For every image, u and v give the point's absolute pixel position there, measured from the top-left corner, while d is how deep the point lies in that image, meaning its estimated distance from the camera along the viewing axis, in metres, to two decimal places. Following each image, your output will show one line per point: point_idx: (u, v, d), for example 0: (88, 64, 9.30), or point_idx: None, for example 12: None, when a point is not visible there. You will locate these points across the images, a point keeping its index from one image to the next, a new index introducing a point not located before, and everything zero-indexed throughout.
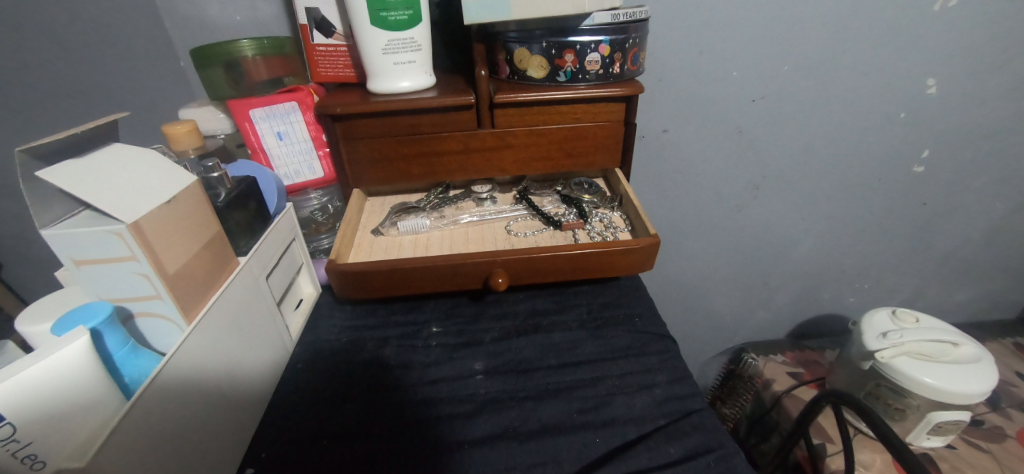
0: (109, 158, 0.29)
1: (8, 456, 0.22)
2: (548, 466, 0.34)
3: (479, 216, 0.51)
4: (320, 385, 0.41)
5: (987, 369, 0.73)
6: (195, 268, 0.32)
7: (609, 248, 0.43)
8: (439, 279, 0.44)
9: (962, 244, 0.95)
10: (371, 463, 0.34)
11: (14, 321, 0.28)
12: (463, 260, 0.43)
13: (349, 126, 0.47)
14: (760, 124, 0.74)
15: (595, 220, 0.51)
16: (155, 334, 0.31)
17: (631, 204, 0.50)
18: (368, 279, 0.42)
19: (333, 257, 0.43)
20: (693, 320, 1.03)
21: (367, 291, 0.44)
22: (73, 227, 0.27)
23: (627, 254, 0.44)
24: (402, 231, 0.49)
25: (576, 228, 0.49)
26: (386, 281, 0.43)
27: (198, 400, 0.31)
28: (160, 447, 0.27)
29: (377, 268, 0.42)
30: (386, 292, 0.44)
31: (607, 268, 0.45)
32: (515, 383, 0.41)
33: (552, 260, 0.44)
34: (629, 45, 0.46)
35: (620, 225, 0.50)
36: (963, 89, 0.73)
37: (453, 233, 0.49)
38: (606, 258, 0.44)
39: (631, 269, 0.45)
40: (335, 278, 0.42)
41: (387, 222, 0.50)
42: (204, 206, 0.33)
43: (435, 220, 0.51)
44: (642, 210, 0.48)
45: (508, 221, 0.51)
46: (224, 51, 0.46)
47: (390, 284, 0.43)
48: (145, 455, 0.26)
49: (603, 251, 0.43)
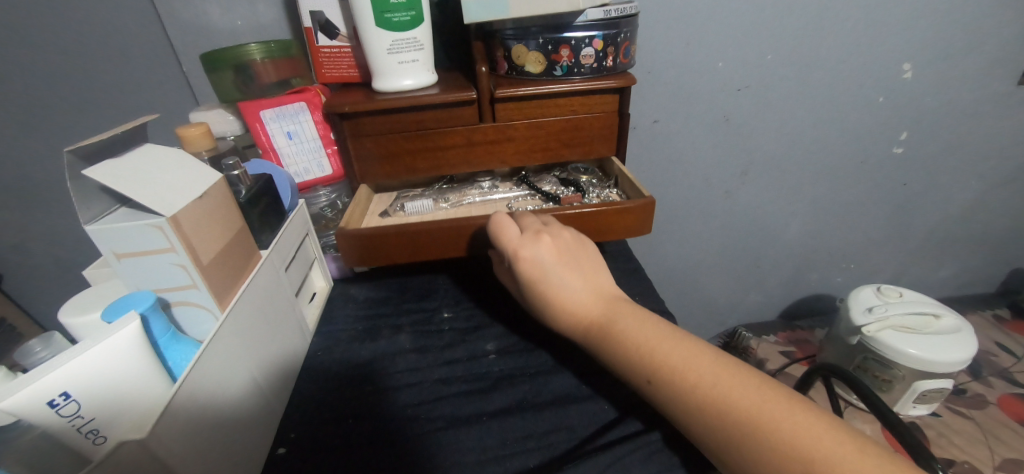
0: (143, 158, 0.31)
1: (74, 429, 0.25)
2: (562, 432, 0.37)
3: (481, 197, 0.54)
4: (342, 369, 0.43)
5: (967, 337, 0.77)
6: (224, 260, 0.33)
7: (603, 208, 0.47)
8: (443, 244, 0.47)
9: (942, 223, 0.99)
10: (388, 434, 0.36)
11: (58, 312, 0.30)
12: (465, 224, 0.46)
13: (356, 124, 0.49)
14: (746, 112, 0.78)
15: (593, 196, 0.54)
16: (190, 323, 0.33)
17: (625, 178, 0.53)
18: (376, 244, 0.46)
19: (343, 225, 0.46)
20: (687, 305, 1.06)
21: (377, 258, 0.47)
22: (116, 222, 0.29)
23: (621, 214, 0.48)
24: (409, 212, 0.51)
25: (575, 202, 0.52)
26: (393, 246, 0.46)
27: (234, 379, 0.33)
28: (207, 415, 0.30)
29: (385, 231, 0.45)
30: (393, 259, 0.47)
31: (604, 230, 0.49)
32: (527, 360, 0.43)
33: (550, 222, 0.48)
34: (621, 39, 0.49)
35: (616, 199, 0.53)
36: (936, 74, 0.77)
37: (457, 212, 0.52)
38: (602, 220, 0.48)
39: (626, 232, 0.49)
40: (346, 244, 0.46)
41: (394, 205, 0.52)
42: (230, 201, 0.35)
43: (440, 202, 0.53)
44: (635, 179, 0.51)
45: (509, 201, 0.54)
46: (234, 55, 0.48)
47: (396, 248, 0.46)
48: (198, 422, 0.29)
49: (599, 212, 0.48)
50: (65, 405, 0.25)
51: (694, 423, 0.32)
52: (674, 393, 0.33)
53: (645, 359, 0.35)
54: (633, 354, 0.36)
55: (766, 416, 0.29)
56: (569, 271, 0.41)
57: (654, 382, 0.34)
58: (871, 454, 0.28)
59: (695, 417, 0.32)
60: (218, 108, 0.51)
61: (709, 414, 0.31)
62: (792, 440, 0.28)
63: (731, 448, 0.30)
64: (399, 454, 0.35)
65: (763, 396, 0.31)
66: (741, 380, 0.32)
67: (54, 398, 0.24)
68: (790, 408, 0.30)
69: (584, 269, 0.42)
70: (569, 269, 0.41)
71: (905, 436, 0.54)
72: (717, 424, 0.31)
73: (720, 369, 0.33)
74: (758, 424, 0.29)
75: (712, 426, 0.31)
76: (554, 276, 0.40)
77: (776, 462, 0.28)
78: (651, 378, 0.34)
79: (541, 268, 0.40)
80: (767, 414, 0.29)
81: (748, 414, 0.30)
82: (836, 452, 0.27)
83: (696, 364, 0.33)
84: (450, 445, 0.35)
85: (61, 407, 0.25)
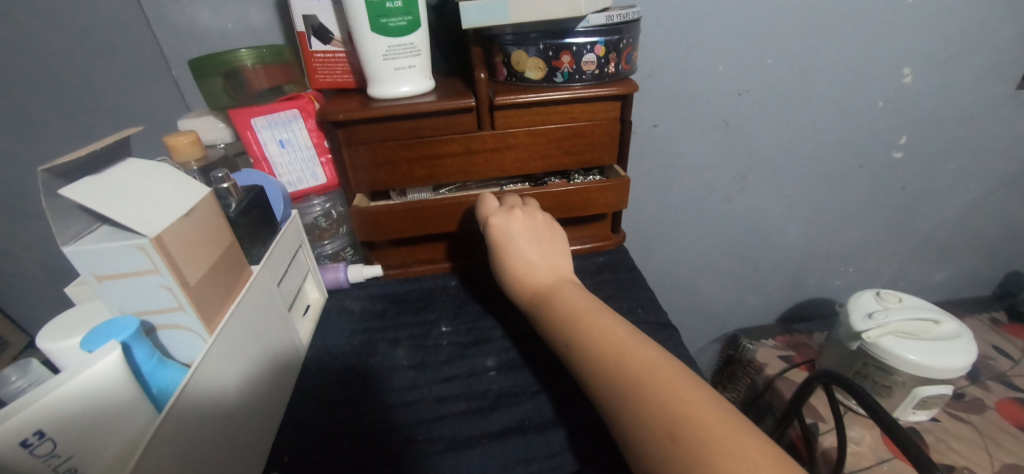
0: (125, 173, 0.29)
1: (50, 471, 0.23)
2: (565, 454, 0.35)
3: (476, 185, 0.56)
4: (335, 383, 0.42)
5: (968, 343, 0.76)
6: (212, 279, 0.32)
7: (587, 185, 0.52)
8: (445, 219, 0.52)
9: (940, 226, 0.99)
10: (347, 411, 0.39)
11: (36, 338, 0.28)
12: (466, 198, 0.51)
13: (351, 131, 0.47)
14: (747, 116, 0.77)
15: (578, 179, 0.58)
16: (177, 346, 0.32)
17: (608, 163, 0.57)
18: (386, 219, 0.50)
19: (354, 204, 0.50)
20: (686, 309, 1.05)
21: (384, 233, 0.51)
22: (97, 242, 0.27)
23: (603, 191, 0.53)
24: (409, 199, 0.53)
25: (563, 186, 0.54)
26: (401, 221, 0.51)
27: (231, 392, 0.33)
28: (215, 414, 0.31)
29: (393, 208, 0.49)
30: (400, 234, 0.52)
31: (588, 205, 0.54)
32: (528, 377, 0.42)
33: (544, 197, 0.52)
34: (623, 45, 0.48)
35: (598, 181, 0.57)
36: (936, 78, 0.77)
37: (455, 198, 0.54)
38: (587, 195, 0.53)
39: (608, 206, 0.55)
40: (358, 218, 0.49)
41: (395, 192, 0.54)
42: (218, 217, 0.33)
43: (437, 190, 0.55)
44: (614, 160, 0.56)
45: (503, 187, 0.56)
46: (224, 60, 0.46)
47: (404, 223, 0.51)
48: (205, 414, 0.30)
49: (583, 189, 0.52)
50: (39, 444, 0.23)
51: (586, 363, 0.35)
52: (584, 355, 0.35)
53: (569, 318, 0.38)
54: (563, 318, 0.39)
55: (646, 368, 0.32)
56: (530, 245, 0.46)
57: (571, 346, 0.37)
58: (746, 432, 0.27)
59: (588, 358, 0.35)
60: (207, 115, 0.49)
61: (599, 352, 0.34)
62: (658, 391, 0.30)
63: (615, 397, 0.32)
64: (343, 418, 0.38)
65: (655, 360, 0.32)
66: (649, 348, 0.34)
67: (27, 438, 0.22)
68: (677, 381, 0.31)
69: (545, 250, 0.46)
70: (531, 243, 0.46)
71: (905, 443, 0.53)
72: (607, 369, 0.33)
73: (636, 342, 0.35)
74: (641, 378, 0.31)
75: (598, 365, 0.34)
76: (515, 242, 0.46)
77: (646, 408, 0.30)
78: (569, 337, 0.37)
79: (504, 234, 0.46)
80: (654, 373, 0.31)
81: (637, 369, 0.32)
82: (693, 412, 0.28)
83: (610, 334, 0.35)
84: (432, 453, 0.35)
85: (34, 447, 0.22)
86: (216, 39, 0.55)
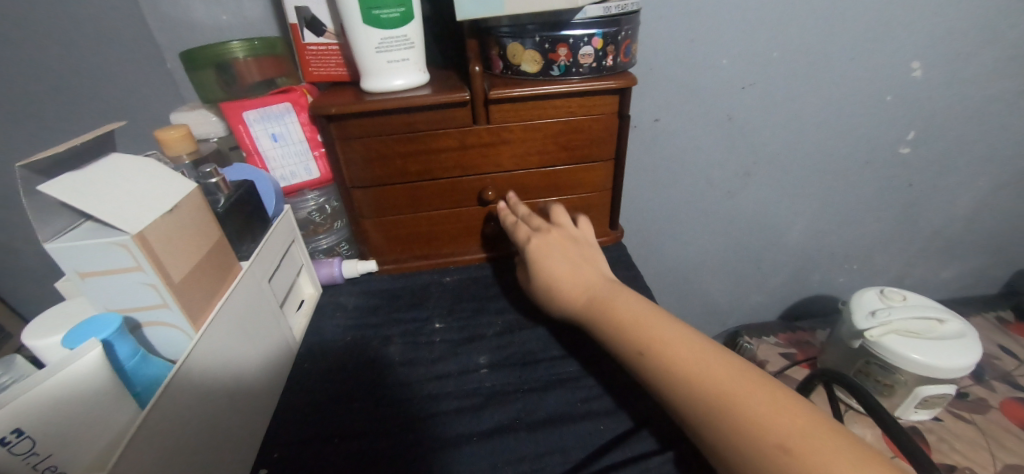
0: (109, 169, 0.29)
1: (30, 468, 0.23)
2: (555, 454, 0.35)
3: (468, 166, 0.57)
4: (329, 378, 0.42)
5: (972, 342, 0.75)
6: (199, 276, 0.32)
7: (574, 166, 0.53)
8: (440, 198, 0.53)
9: (948, 223, 0.97)
10: (350, 404, 0.39)
11: (22, 333, 0.29)
12: (460, 179, 0.52)
13: (343, 126, 0.46)
14: (750, 110, 0.75)
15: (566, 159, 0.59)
16: (164, 343, 0.32)
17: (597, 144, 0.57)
18: (382, 199, 0.52)
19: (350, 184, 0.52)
20: (687, 306, 1.05)
21: (385, 211, 0.53)
22: (78, 238, 0.27)
23: (588, 172, 0.54)
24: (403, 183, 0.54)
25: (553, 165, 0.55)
26: (396, 201, 0.52)
27: (218, 383, 0.32)
28: (207, 399, 0.31)
29: (391, 186, 0.51)
30: (395, 214, 0.53)
31: (575, 186, 0.55)
32: (520, 375, 0.42)
33: (531, 176, 0.53)
34: (622, 37, 0.47)
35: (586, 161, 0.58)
36: (946, 72, 0.75)
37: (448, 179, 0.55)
38: (575, 176, 0.54)
39: (596, 186, 0.56)
40: (360, 198, 0.52)
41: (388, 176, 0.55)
42: (206, 213, 0.33)
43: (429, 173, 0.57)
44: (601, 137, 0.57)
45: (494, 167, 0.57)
46: (215, 53, 0.46)
47: (398, 203, 0.53)
48: (199, 392, 0.30)
49: (570, 169, 0.53)
50: (19, 443, 0.22)
51: (665, 375, 0.33)
52: (665, 365, 0.34)
53: (635, 327, 0.37)
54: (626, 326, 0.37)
55: (736, 383, 0.31)
56: (563, 257, 0.45)
57: (644, 354, 0.35)
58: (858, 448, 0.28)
59: (669, 370, 0.33)
60: (201, 108, 0.49)
61: (682, 364, 0.33)
62: (758, 407, 0.29)
63: (712, 412, 0.30)
64: (348, 399, 0.39)
65: (743, 375, 0.32)
66: (708, 361, 0.33)
67: (5, 436, 0.22)
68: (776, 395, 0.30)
69: (585, 257, 0.45)
70: (566, 256, 0.45)
71: (903, 438, 0.52)
72: (695, 379, 0.32)
73: (710, 351, 0.34)
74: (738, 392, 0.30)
75: (684, 378, 0.32)
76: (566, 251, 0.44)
77: (753, 420, 0.29)
78: (641, 345, 0.35)
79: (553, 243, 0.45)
80: (750, 388, 0.31)
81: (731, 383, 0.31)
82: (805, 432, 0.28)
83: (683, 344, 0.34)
84: (420, 450, 0.35)
85: (13, 445, 0.22)
86: (211, 31, 0.55)
